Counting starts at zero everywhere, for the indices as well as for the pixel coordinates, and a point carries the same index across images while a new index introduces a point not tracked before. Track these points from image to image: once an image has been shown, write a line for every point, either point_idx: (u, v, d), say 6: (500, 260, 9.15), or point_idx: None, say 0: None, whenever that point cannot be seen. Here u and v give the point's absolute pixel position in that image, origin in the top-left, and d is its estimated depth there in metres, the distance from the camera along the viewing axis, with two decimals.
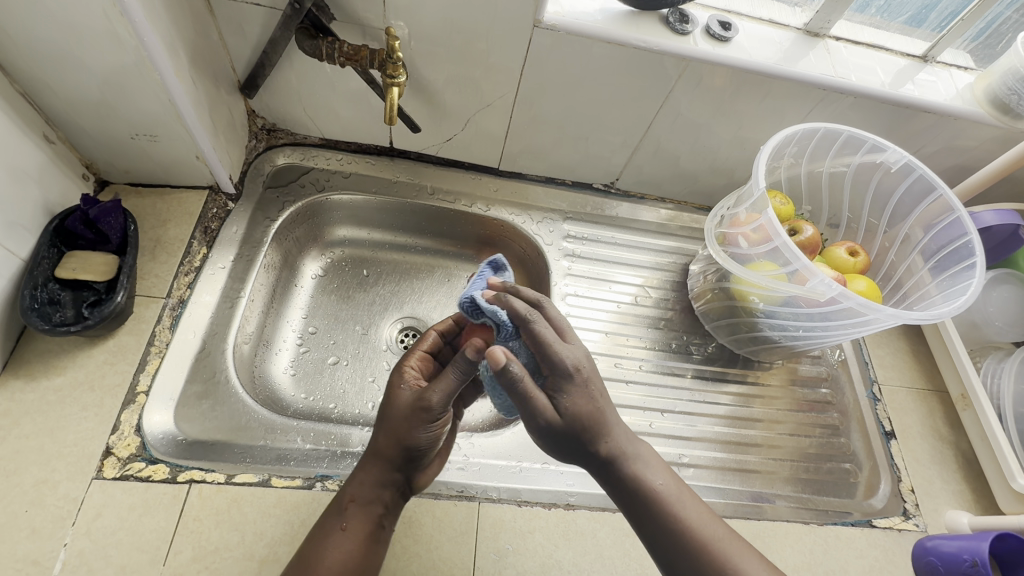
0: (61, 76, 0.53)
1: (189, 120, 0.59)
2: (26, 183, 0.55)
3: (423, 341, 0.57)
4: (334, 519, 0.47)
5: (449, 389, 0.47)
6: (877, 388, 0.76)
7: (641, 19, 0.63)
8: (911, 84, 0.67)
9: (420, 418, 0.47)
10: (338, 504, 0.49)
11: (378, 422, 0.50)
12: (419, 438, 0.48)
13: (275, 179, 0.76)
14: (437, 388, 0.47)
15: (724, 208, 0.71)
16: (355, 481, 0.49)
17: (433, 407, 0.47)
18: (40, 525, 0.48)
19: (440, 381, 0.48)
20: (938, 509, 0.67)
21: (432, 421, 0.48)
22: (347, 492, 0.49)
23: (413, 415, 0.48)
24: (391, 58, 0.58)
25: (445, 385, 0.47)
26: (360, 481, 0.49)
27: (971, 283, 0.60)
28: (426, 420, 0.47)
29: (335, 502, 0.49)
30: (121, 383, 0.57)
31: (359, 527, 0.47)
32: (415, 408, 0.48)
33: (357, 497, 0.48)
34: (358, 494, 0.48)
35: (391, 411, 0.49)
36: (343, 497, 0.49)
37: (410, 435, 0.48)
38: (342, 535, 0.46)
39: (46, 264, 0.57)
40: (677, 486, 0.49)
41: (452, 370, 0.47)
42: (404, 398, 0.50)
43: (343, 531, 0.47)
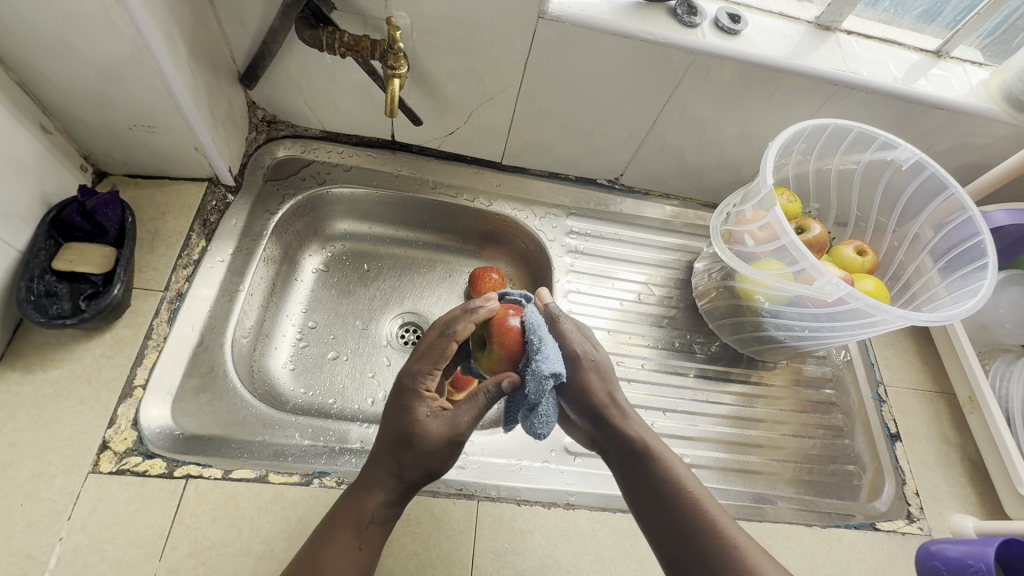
0: (58, 64, 0.52)
1: (187, 111, 0.59)
2: (22, 174, 0.55)
3: (444, 356, 0.51)
4: (351, 538, 0.45)
5: (479, 415, 0.49)
6: (883, 389, 0.75)
7: (648, 11, 0.61)
8: (924, 80, 0.66)
9: (453, 449, 0.48)
10: (356, 523, 0.45)
11: (400, 445, 0.47)
12: (446, 465, 0.48)
13: (275, 172, 0.75)
14: (472, 417, 0.48)
15: (730, 205, 0.69)
16: (374, 501, 0.46)
17: (465, 437, 0.48)
18: (36, 519, 0.48)
19: (471, 407, 0.48)
20: (943, 513, 0.66)
21: (460, 446, 0.49)
22: (367, 510, 0.46)
23: (446, 446, 0.47)
24: (392, 49, 0.57)
25: (476, 415, 0.48)
26: (379, 501, 0.46)
27: (982, 285, 0.59)
28: (456, 449, 0.48)
29: (353, 517, 0.45)
30: (118, 376, 0.56)
31: (376, 546, 0.46)
32: (447, 439, 0.47)
33: (377, 517, 0.46)
34: (379, 516, 0.46)
35: (419, 438, 0.47)
36: (363, 516, 0.46)
37: (440, 462, 0.48)
38: (358, 554, 0.45)
39: (43, 256, 0.56)
40: (686, 475, 0.53)
41: (482, 396, 0.49)
42: (431, 424, 0.47)
43: (360, 551, 0.45)
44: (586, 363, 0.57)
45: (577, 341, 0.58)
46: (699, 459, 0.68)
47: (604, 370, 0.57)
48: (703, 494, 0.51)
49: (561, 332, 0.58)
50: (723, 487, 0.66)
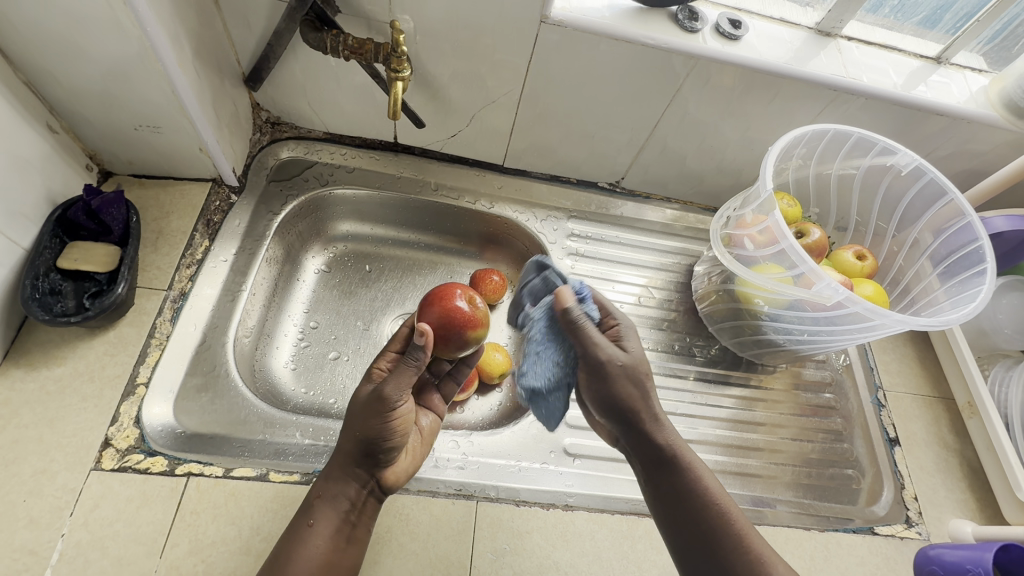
0: (65, 65, 0.53)
1: (192, 112, 0.59)
2: (29, 172, 0.55)
3: (396, 339, 0.55)
4: (301, 519, 0.48)
5: (405, 381, 0.50)
6: (882, 394, 0.75)
7: (650, 16, 0.62)
8: (924, 86, 0.66)
9: (376, 411, 0.49)
10: (306, 503, 0.49)
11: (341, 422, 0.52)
12: (376, 430, 0.49)
13: (279, 173, 0.76)
14: (391, 384, 0.50)
15: (730, 209, 0.70)
16: (319, 478, 0.50)
17: (388, 402, 0.49)
18: (38, 515, 0.48)
19: (397, 373, 0.50)
20: (942, 517, 0.66)
21: (388, 413, 0.50)
22: (314, 490, 0.50)
23: (372, 410, 0.50)
24: (396, 52, 0.58)
25: (400, 380, 0.50)
26: (324, 479, 0.50)
27: (980, 290, 0.59)
28: (381, 413, 0.49)
29: (304, 500, 0.50)
30: (121, 374, 0.57)
31: (325, 524, 0.48)
32: (372, 402, 0.50)
33: (322, 492, 0.49)
34: (321, 490, 0.49)
35: (349, 408, 0.52)
36: (310, 495, 0.50)
37: (367, 427, 0.50)
38: (309, 531, 0.47)
39: (48, 254, 0.57)
40: (723, 491, 0.51)
41: (409, 365, 0.50)
42: (360, 393, 0.52)
43: (310, 527, 0.47)
44: (617, 366, 0.51)
45: (611, 351, 0.52)
46: None
47: (644, 376, 0.53)
48: (737, 511, 0.50)
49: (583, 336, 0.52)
50: None
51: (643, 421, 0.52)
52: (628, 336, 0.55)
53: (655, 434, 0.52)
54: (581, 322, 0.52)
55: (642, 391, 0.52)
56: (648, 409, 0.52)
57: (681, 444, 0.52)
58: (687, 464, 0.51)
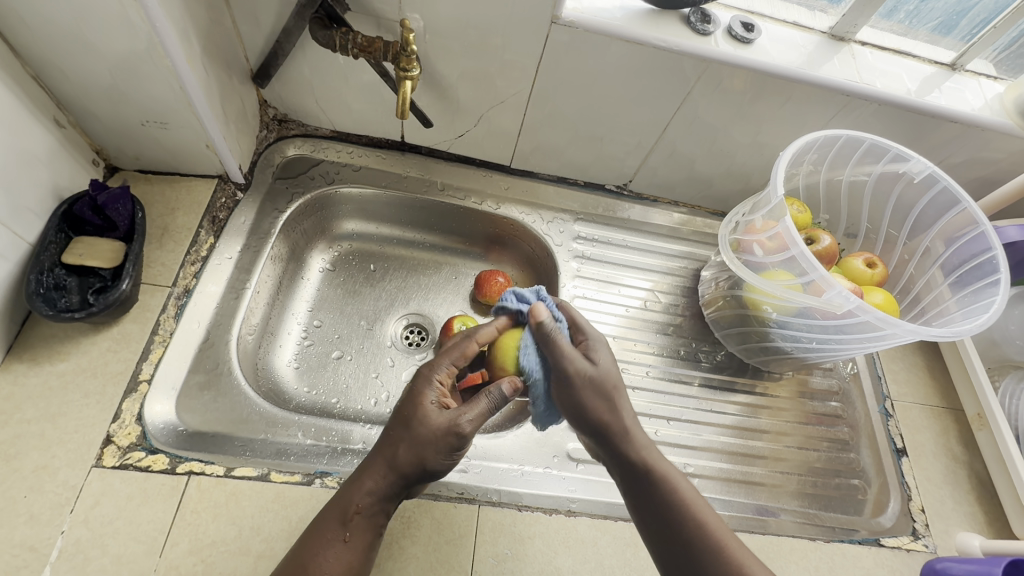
0: (73, 60, 0.52)
1: (199, 108, 0.59)
2: (34, 166, 0.55)
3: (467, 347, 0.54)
4: (336, 531, 0.46)
5: (480, 417, 0.49)
6: (890, 404, 0.74)
7: (662, 18, 0.61)
8: (938, 93, 0.65)
9: (449, 444, 0.48)
10: (342, 514, 0.47)
11: (398, 431, 0.49)
12: (440, 462, 0.48)
13: (285, 170, 0.75)
14: (471, 417, 0.49)
15: (739, 213, 0.69)
16: (360, 490, 0.47)
17: (462, 437, 0.48)
18: (38, 511, 0.48)
19: (474, 407, 0.50)
20: (949, 530, 0.65)
21: (458, 448, 0.49)
22: (352, 502, 0.47)
23: (443, 441, 0.48)
24: (405, 51, 0.57)
25: (478, 416, 0.49)
26: (367, 490, 0.47)
27: (994, 301, 0.59)
28: (452, 449, 0.48)
29: (339, 510, 0.47)
30: (124, 371, 0.56)
31: (360, 541, 0.46)
32: (445, 433, 0.48)
33: (363, 509, 0.47)
34: (365, 507, 0.47)
35: (415, 424, 0.49)
36: (348, 507, 0.47)
37: (433, 458, 0.48)
38: (343, 547, 0.46)
39: (54, 249, 0.56)
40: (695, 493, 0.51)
41: (488, 399, 0.50)
42: (430, 415, 0.49)
43: (343, 543, 0.46)
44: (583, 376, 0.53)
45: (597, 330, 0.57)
46: (703, 469, 0.67)
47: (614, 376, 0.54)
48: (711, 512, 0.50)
49: (557, 348, 0.53)
50: (725, 498, 0.66)
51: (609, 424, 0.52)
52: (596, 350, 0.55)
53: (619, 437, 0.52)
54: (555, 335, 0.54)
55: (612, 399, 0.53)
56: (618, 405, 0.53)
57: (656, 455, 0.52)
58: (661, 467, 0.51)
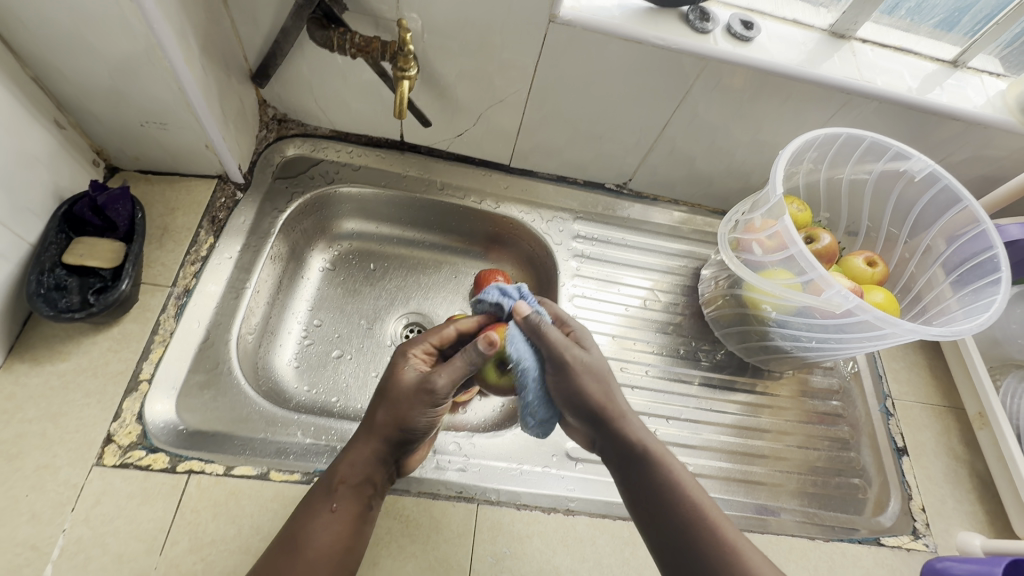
0: (72, 61, 0.53)
1: (198, 109, 0.59)
2: (35, 168, 0.55)
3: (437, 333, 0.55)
4: (322, 501, 0.47)
5: (454, 375, 0.50)
6: (890, 403, 0.74)
7: (661, 16, 0.61)
8: (939, 90, 0.65)
9: (424, 401, 0.50)
10: (327, 485, 0.49)
11: (376, 400, 0.51)
12: (416, 419, 0.50)
13: (285, 170, 0.75)
14: (443, 372, 0.50)
15: (738, 212, 0.69)
16: (345, 460, 0.49)
17: (436, 394, 0.49)
18: (39, 510, 0.48)
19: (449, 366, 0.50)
20: (950, 530, 0.65)
21: (433, 404, 0.50)
22: (337, 472, 0.49)
23: (416, 398, 0.50)
24: (403, 51, 0.57)
25: (451, 373, 0.50)
26: (351, 460, 0.49)
27: (995, 300, 0.58)
28: (427, 404, 0.50)
29: (324, 482, 0.49)
30: (124, 370, 0.57)
31: (347, 509, 0.47)
32: (418, 390, 0.50)
33: (347, 477, 0.48)
34: (349, 476, 0.48)
35: (391, 388, 0.51)
36: (333, 477, 0.49)
37: (410, 415, 0.50)
38: (331, 516, 0.47)
39: (54, 249, 0.57)
40: (693, 482, 0.50)
41: (462, 359, 0.50)
42: (405, 376, 0.51)
43: (331, 513, 0.47)
44: (580, 365, 0.53)
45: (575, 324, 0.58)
46: (702, 468, 0.67)
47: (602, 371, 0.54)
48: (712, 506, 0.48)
49: (545, 339, 0.53)
50: (725, 497, 0.66)
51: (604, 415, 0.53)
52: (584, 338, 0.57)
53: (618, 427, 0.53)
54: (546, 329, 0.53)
55: (608, 389, 0.54)
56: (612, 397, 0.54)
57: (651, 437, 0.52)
58: (665, 459, 0.51)
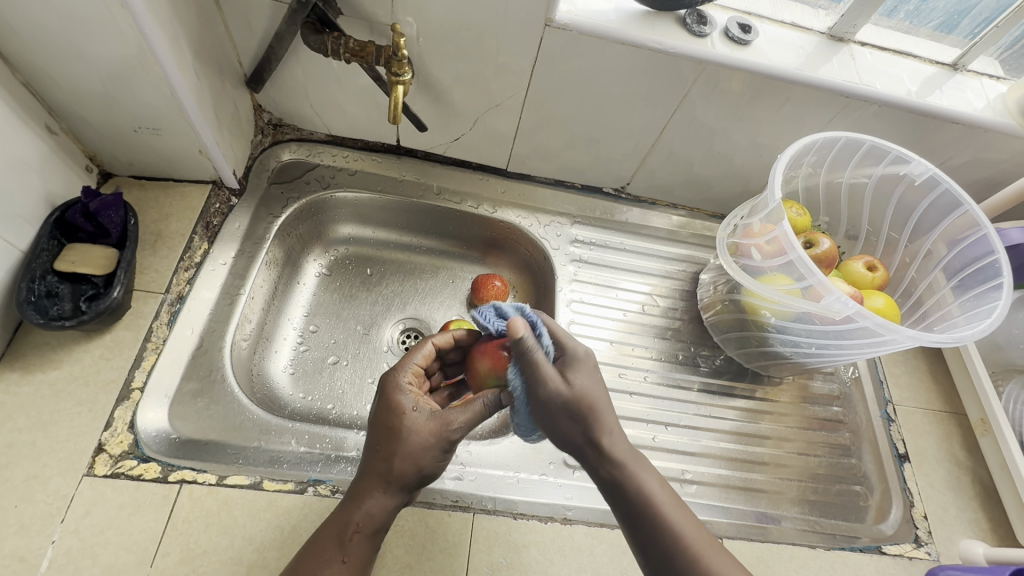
0: (63, 67, 0.52)
1: (191, 114, 0.59)
2: (26, 174, 0.55)
3: (421, 354, 0.55)
4: (335, 550, 0.45)
5: (472, 416, 0.50)
6: (892, 408, 0.73)
7: (658, 20, 0.60)
8: (939, 93, 0.64)
9: (442, 448, 0.48)
10: (341, 531, 0.45)
11: (387, 445, 0.47)
12: (433, 465, 0.48)
13: (280, 175, 0.75)
14: (462, 414, 0.49)
15: (737, 217, 0.68)
16: (361, 510, 0.46)
17: (452, 439, 0.48)
18: (29, 521, 0.48)
19: (467, 406, 0.50)
20: (952, 538, 0.64)
21: (447, 450, 0.49)
22: (353, 519, 0.45)
23: (437, 446, 0.48)
24: (397, 56, 0.57)
25: (470, 414, 0.50)
26: (367, 508, 0.46)
27: (996, 305, 0.57)
28: (442, 450, 0.48)
29: (337, 529, 0.45)
30: (116, 379, 0.56)
31: (359, 556, 0.46)
32: (437, 440, 0.47)
33: (363, 527, 0.45)
34: (366, 526, 0.45)
35: (405, 438, 0.47)
36: (348, 525, 0.45)
37: (428, 464, 0.47)
38: (341, 566, 0.44)
39: (46, 256, 0.56)
40: (670, 496, 0.48)
41: (483, 400, 0.50)
42: (419, 424, 0.48)
43: (343, 563, 0.44)
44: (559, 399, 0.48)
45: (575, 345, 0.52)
46: (701, 475, 0.67)
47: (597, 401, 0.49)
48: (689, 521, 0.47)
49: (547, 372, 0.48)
50: (724, 505, 0.65)
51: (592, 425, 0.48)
52: (577, 369, 0.50)
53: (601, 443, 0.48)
54: (535, 355, 0.48)
55: (587, 422, 0.48)
56: (597, 416, 0.48)
57: (617, 449, 0.49)
58: (635, 470, 0.48)
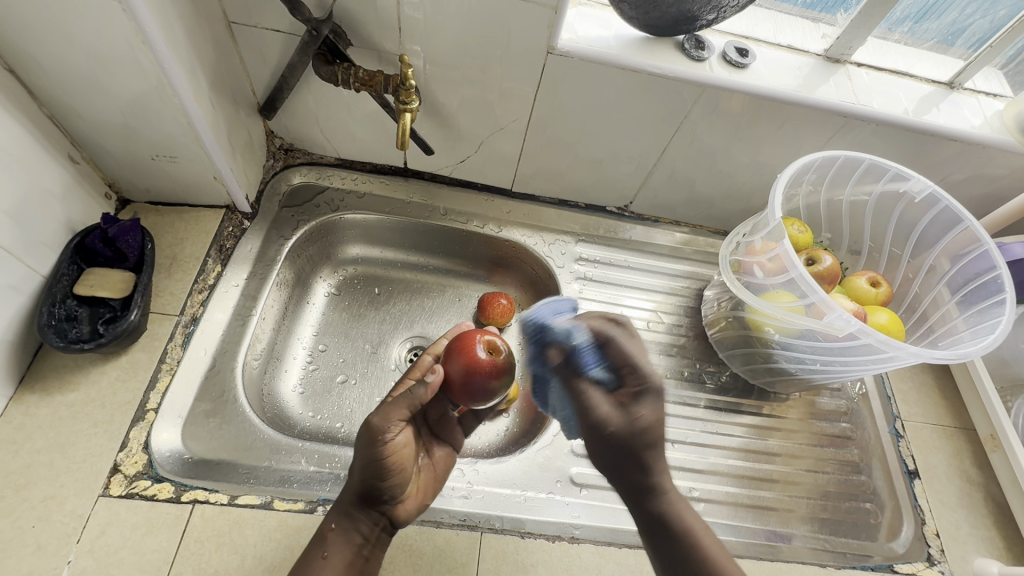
0: (87, 100, 0.55)
1: (207, 143, 0.61)
2: (49, 202, 0.57)
3: (416, 367, 0.57)
4: (315, 549, 0.48)
5: (398, 412, 0.49)
6: (900, 424, 0.73)
7: (657, 45, 0.62)
8: (935, 111, 0.65)
9: (365, 441, 0.49)
10: (320, 532, 0.49)
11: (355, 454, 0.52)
12: (364, 463, 0.49)
13: (291, 199, 0.77)
14: (385, 411, 0.49)
15: (739, 234, 0.69)
16: (334, 508, 0.50)
17: (376, 432, 0.48)
18: (45, 542, 0.49)
19: (391, 405, 0.50)
20: (966, 556, 0.63)
21: (376, 446, 0.48)
22: (328, 520, 0.49)
23: (360, 439, 0.49)
24: (404, 85, 0.59)
25: (391, 410, 0.49)
26: (336, 508, 0.49)
27: (1000, 321, 0.58)
28: (370, 447, 0.48)
29: (317, 531, 0.49)
30: (132, 400, 0.57)
31: (340, 556, 0.47)
32: (360, 433, 0.49)
33: (334, 524, 0.48)
34: (335, 522, 0.48)
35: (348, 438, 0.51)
36: (325, 525, 0.49)
37: (358, 460, 0.49)
38: (322, 563, 0.47)
39: (66, 281, 0.58)
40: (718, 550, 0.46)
41: (404, 396, 0.50)
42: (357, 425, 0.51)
43: (324, 560, 0.47)
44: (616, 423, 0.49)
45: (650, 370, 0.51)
46: (710, 493, 0.66)
47: (652, 429, 0.48)
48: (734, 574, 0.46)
49: (615, 359, 0.52)
50: (734, 524, 0.65)
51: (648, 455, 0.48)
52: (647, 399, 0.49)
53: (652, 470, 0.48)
54: (624, 349, 0.52)
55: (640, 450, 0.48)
56: (641, 451, 0.48)
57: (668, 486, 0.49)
58: (682, 515, 0.48)
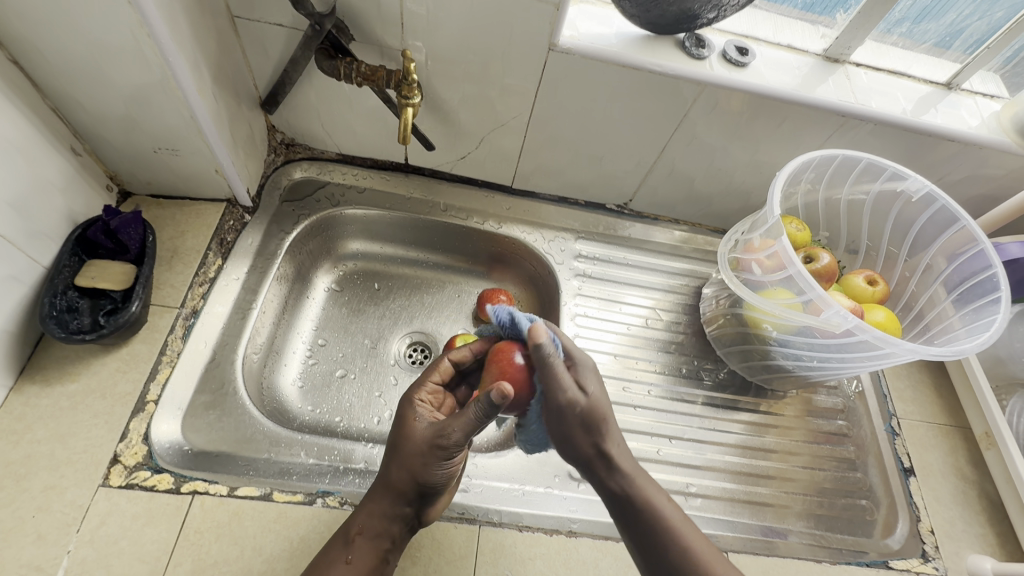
0: (90, 91, 0.55)
1: (209, 136, 0.61)
2: (50, 193, 0.57)
3: (437, 370, 0.56)
4: (338, 553, 0.47)
5: (465, 428, 0.48)
6: (896, 422, 0.73)
7: (658, 44, 0.63)
8: (933, 112, 0.66)
9: (437, 455, 0.49)
10: (344, 535, 0.49)
11: (390, 454, 0.51)
12: (433, 474, 0.49)
13: (292, 193, 0.77)
14: (456, 426, 0.48)
15: (738, 232, 0.70)
16: (364, 511, 0.50)
17: (448, 446, 0.48)
18: (46, 531, 0.49)
19: (456, 419, 0.48)
20: (960, 553, 0.64)
21: (446, 458, 0.49)
22: (355, 523, 0.49)
23: (428, 453, 0.49)
24: (407, 80, 0.59)
25: (461, 425, 0.48)
26: (368, 513, 0.49)
27: (995, 319, 0.58)
28: (441, 459, 0.49)
29: (342, 532, 0.49)
30: (132, 392, 0.57)
31: (364, 561, 0.47)
32: (431, 444, 0.49)
33: (365, 529, 0.49)
34: (366, 527, 0.49)
35: (404, 445, 0.50)
36: (350, 529, 0.49)
37: (425, 471, 0.49)
38: (345, 567, 0.46)
39: (67, 272, 0.58)
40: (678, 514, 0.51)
41: (473, 409, 0.47)
42: (419, 432, 0.50)
43: (348, 564, 0.47)
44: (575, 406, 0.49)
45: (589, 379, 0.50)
46: (706, 489, 0.67)
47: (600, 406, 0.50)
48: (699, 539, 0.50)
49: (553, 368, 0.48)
50: (730, 519, 0.65)
51: (603, 438, 0.51)
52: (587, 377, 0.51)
53: (609, 451, 0.51)
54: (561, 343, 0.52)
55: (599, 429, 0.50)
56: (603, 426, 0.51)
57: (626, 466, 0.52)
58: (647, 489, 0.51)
